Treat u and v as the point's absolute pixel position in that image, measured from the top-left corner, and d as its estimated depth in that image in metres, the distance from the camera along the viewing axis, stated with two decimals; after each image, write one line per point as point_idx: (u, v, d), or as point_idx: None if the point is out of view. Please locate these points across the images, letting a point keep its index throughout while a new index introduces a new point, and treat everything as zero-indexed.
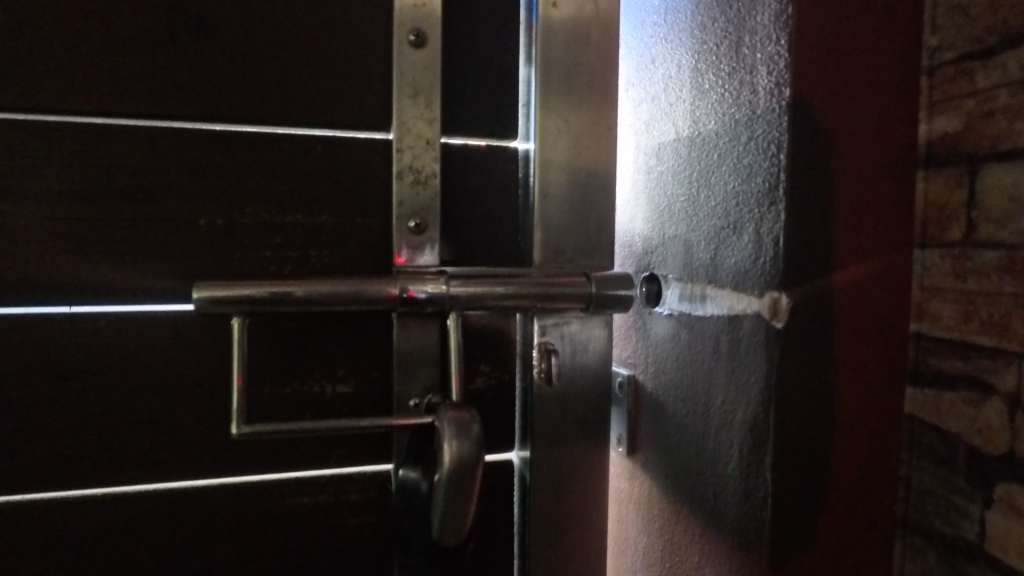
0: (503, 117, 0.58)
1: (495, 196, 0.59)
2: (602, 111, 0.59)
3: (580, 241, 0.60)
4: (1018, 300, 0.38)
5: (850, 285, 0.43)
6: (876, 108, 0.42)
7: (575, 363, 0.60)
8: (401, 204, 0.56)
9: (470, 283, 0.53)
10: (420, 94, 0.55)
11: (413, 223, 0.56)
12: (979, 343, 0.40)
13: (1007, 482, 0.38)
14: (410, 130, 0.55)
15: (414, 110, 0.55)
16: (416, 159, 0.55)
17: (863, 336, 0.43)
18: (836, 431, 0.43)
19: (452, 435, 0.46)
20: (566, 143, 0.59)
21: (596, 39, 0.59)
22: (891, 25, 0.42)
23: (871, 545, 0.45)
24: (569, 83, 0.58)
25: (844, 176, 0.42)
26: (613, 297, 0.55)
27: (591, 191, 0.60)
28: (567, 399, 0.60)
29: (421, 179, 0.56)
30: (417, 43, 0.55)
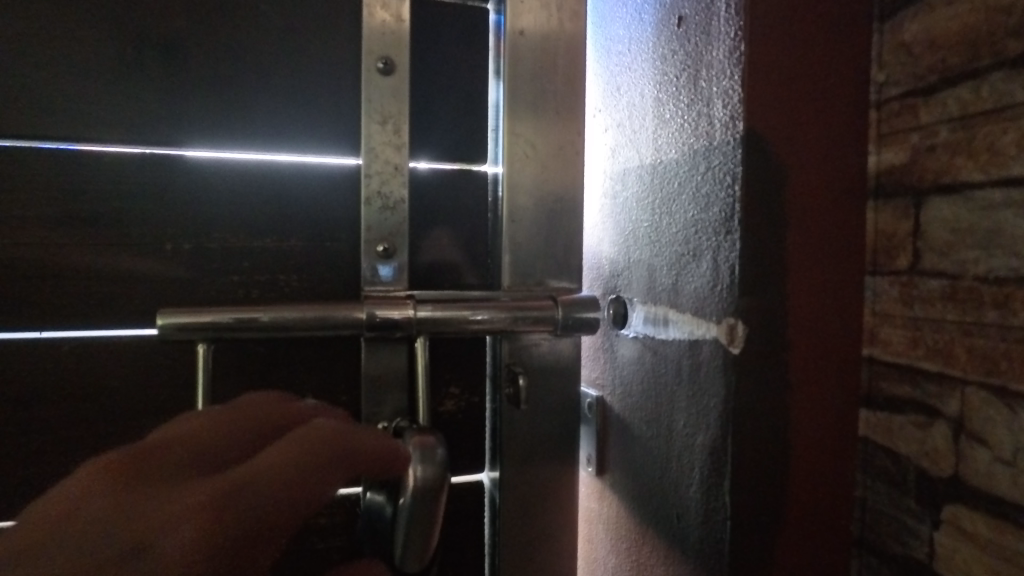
0: (472, 143, 0.60)
1: (466, 221, 0.60)
2: (569, 137, 0.60)
3: (549, 264, 0.61)
4: (960, 327, 0.39)
5: (804, 311, 0.44)
6: (827, 140, 0.44)
7: (544, 385, 0.60)
8: (370, 228, 0.56)
9: (438, 307, 0.53)
10: (389, 121, 0.56)
11: (382, 248, 0.56)
12: (926, 368, 0.41)
13: (954, 504, 0.39)
14: (379, 155, 0.56)
15: (383, 135, 0.56)
16: (385, 185, 0.56)
17: (817, 361, 0.44)
18: (793, 453, 0.44)
19: (417, 460, 0.45)
20: (534, 168, 0.60)
21: (564, 67, 0.60)
22: (839, 62, 0.44)
23: (828, 566, 0.46)
24: (537, 109, 0.59)
25: (797, 207, 0.43)
26: (580, 320, 0.56)
27: (560, 215, 0.61)
28: (536, 420, 0.60)
29: (389, 204, 0.56)
30: (385, 70, 0.55)
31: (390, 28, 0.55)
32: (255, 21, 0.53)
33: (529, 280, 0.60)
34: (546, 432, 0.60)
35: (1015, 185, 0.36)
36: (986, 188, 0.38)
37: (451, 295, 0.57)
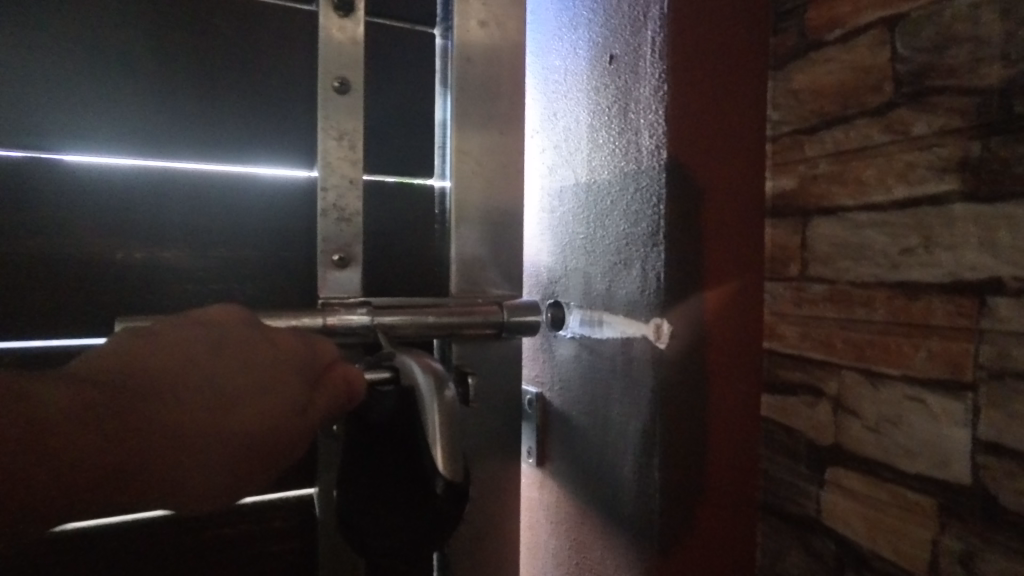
0: (419, 158, 0.64)
1: (413, 230, 0.65)
2: (512, 155, 0.66)
3: (493, 273, 0.65)
4: (837, 322, 0.48)
5: (717, 310, 0.52)
6: (733, 168, 0.52)
7: (490, 382, 0.65)
8: (326, 239, 0.58)
9: (393, 311, 0.57)
10: (344, 137, 0.58)
11: (337, 257, 0.59)
12: (813, 356, 0.50)
13: (835, 466, 0.48)
14: (335, 169, 0.58)
15: (338, 151, 0.58)
16: (340, 199, 0.58)
17: (727, 353, 0.53)
18: (709, 432, 0.52)
19: (423, 372, 0.44)
20: (481, 183, 0.64)
21: (507, 91, 0.65)
22: (742, 103, 0.53)
23: (738, 527, 0.54)
24: (483, 128, 0.64)
25: (711, 222, 0.51)
26: (522, 323, 0.61)
27: (504, 227, 0.66)
28: (483, 416, 0.65)
29: (344, 217, 0.59)
30: (340, 90, 0.58)
31: (347, 49, 0.58)
32: (210, 35, 0.55)
33: (474, 288, 0.65)
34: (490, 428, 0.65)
35: (876, 209, 0.45)
36: (855, 211, 0.47)
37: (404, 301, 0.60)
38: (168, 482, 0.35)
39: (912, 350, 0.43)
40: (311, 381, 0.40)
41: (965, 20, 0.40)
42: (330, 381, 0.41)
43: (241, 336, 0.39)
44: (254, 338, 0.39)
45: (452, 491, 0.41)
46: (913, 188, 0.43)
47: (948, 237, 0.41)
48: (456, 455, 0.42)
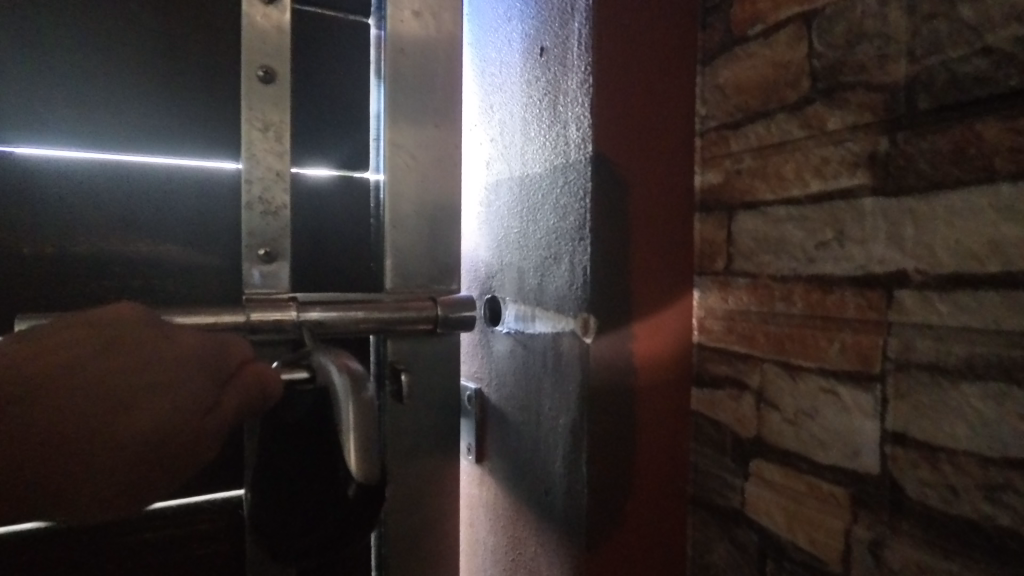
0: (353, 149, 0.63)
1: (348, 226, 0.63)
2: (448, 148, 0.65)
3: (430, 269, 0.64)
4: (760, 316, 0.48)
5: (645, 305, 0.52)
6: (661, 163, 0.52)
7: (426, 379, 0.64)
8: (251, 233, 0.56)
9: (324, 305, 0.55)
10: (269, 128, 0.56)
11: (263, 252, 0.56)
12: (737, 350, 0.50)
13: (758, 458, 0.49)
14: (260, 161, 0.56)
15: (263, 142, 0.56)
16: (266, 191, 0.56)
17: (656, 347, 0.53)
18: (638, 426, 0.52)
19: (341, 376, 0.40)
20: (415, 177, 0.63)
21: (442, 83, 0.64)
22: (670, 98, 0.53)
23: (667, 520, 0.54)
24: (417, 121, 0.63)
25: (638, 217, 0.51)
26: (458, 319, 0.60)
27: (440, 221, 0.65)
28: (419, 413, 0.64)
29: (270, 211, 0.57)
30: (265, 79, 0.56)
31: (271, 37, 0.56)
32: (125, 19, 0.52)
33: (411, 283, 0.63)
34: (427, 424, 0.64)
35: (793, 204, 0.46)
36: (775, 205, 0.47)
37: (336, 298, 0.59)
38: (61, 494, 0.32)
39: (826, 343, 0.43)
40: (220, 381, 0.37)
41: (874, 16, 0.41)
42: (241, 381, 0.38)
43: (147, 328, 0.36)
44: (164, 330, 0.36)
45: (364, 494, 0.39)
46: (828, 183, 0.43)
47: (859, 231, 0.41)
48: (372, 456, 0.40)
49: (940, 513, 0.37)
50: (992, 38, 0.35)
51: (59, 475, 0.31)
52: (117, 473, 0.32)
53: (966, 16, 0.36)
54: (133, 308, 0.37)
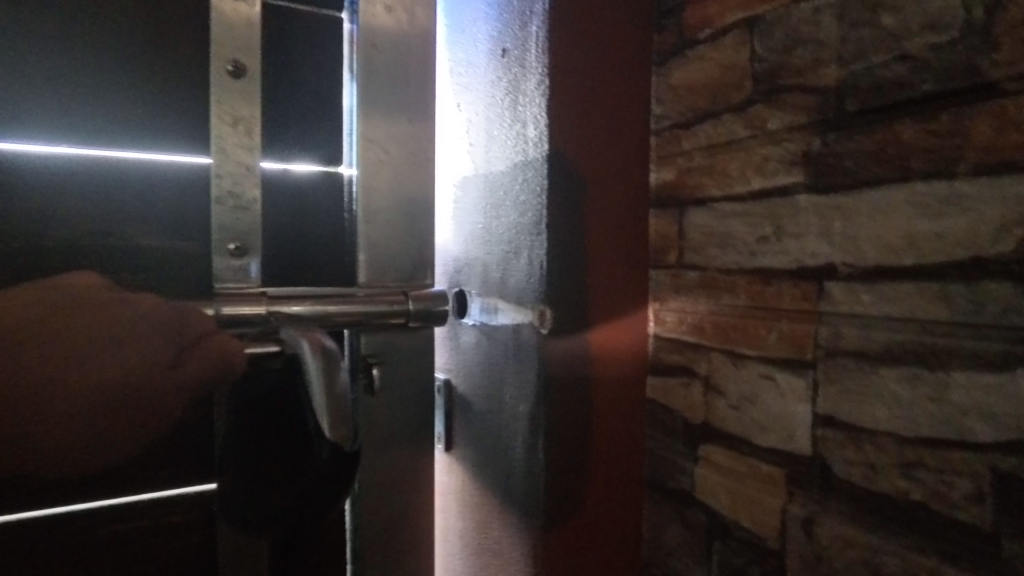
0: (327, 143, 0.63)
1: (323, 223, 0.64)
2: (424, 143, 0.64)
3: (403, 264, 0.63)
4: (708, 307, 0.51)
5: (601, 297, 0.54)
6: (616, 161, 0.55)
7: (404, 373, 0.61)
8: None
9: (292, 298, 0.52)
10: (239, 122, 0.52)
11: (232, 247, 0.52)
12: (688, 340, 0.53)
13: (706, 443, 0.51)
14: (228, 156, 0.52)
15: (227, 135, 0.52)
16: None
17: (612, 337, 0.55)
18: (594, 413, 0.54)
19: (309, 345, 0.44)
20: (389, 172, 0.62)
21: (416, 78, 0.63)
22: (625, 98, 0.55)
23: (624, 502, 0.57)
24: (394, 117, 0.62)
25: (594, 213, 0.53)
26: (440, 312, 0.57)
27: (415, 216, 0.64)
28: (396, 408, 0.61)
29: None
30: (235, 74, 0.51)
31: (241, 28, 0.52)
32: None
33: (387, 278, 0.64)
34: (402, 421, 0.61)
35: (737, 200, 0.48)
36: (722, 201, 0.49)
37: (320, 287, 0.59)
38: (75, 438, 0.43)
39: (765, 332, 0.46)
40: (181, 346, 0.44)
41: (807, 22, 0.43)
42: (204, 348, 0.44)
43: (112, 297, 0.43)
44: (127, 301, 0.44)
45: (337, 453, 0.42)
46: (767, 180, 0.46)
47: (794, 227, 0.44)
48: (345, 419, 0.43)
49: (864, 490, 0.39)
50: (909, 45, 0.37)
51: (63, 426, 0.42)
52: (119, 425, 0.44)
53: (886, 24, 0.38)
54: (96, 280, 0.44)
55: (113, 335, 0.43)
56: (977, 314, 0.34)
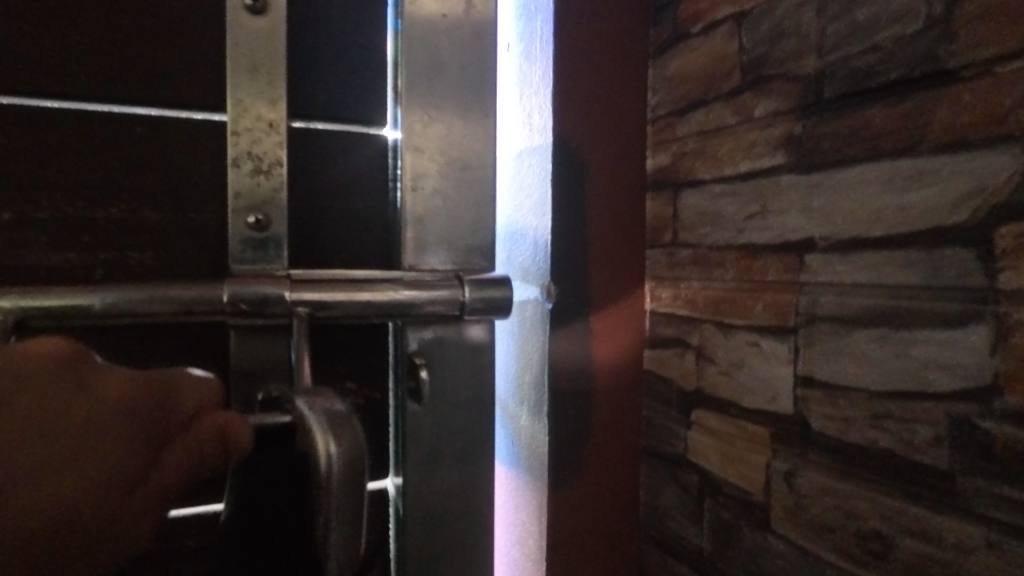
0: (362, 98, 0.52)
1: (345, 192, 0.52)
2: (478, 101, 0.54)
3: (457, 241, 0.54)
4: (700, 282, 0.55)
5: (601, 275, 0.58)
6: (616, 146, 0.59)
7: (451, 375, 0.54)
8: (239, 195, 0.48)
9: (322, 286, 0.45)
10: (260, 69, 0.48)
11: (253, 219, 0.48)
12: (682, 313, 0.57)
13: (699, 408, 0.55)
14: (246, 110, 0.48)
15: (249, 84, 0.48)
16: (256, 145, 0.48)
17: (611, 311, 0.59)
18: (595, 382, 0.58)
19: (321, 423, 0.33)
20: (436, 138, 0.53)
21: (468, 29, 0.54)
22: (624, 88, 0.59)
23: (622, 466, 0.61)
24: (435, 71, 0.53)
25: (595, 195, 0.57)
26: (489, 300, 0.50)
27: (470, 186, 0.54)
28: (441, 415, 0.53)
29: (262, 168, 0.48)
30: (253, 10, 0.47)
31: None
32: None
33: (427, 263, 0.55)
34: (444, 433, 0.53)
35: (726, 181, 0.52)
36: (712, 184, 0.53)
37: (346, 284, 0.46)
38: None
39: (752, 303, 0.50)
40: (155, 450, 0.32)
41: (789, 18, 0.47)
42: (197, 439, 0.34)
43: (91, 371, 0.32)
44: (89, 382, 0.31)
45: None
46: (754, 163, 0.50)
47: (777, 205, 0.47)
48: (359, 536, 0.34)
49: (840, 444, 0.43)
50: (877, 39, 0.41)
51: None
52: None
53: (861, 18, 0.42)
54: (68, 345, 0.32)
55: (74, 434, 0.29)
56: (944, 279, 0.37)
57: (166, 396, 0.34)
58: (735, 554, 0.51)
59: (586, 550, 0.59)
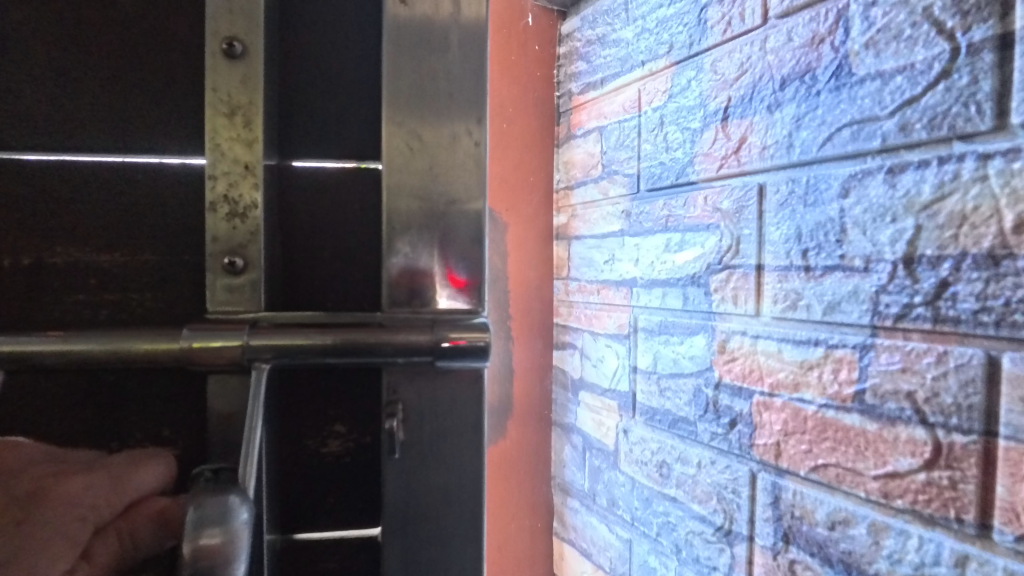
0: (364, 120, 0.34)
1: (370, 219, 0.35)
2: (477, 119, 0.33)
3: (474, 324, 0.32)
4: (582, 304, 0.80)
5: (519, 299, 0.84)
6: (531, 210, 0.85)
7: (436, 395, 0.33)
8: (214, 240, 0.31)
9: (277, 334, 0.29)
10: (237, 110, 0.31)
11: (228, 263, 0.31)
12: (573, 325, 0.82)
13: (582, 391, 0.80)
14: (217, 152, 0.31)
15: (226, 128, 0.31)
16: (233, 189, 0.31)
17: (527, 324, 0.85)
18: (516, 374, 0.84)
19: (193, 528, 0.23)
20: (424, 175, 0.33)
21: (455, 52, 0.32)
22: (537, 169, 0.85)
23: (536, 433, 0.86)
24: (419, 93, 0.32)
25: (514, 244, 0.83)
26: None
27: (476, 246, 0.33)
28: (432, 459, 0.33)
29: (237, 213, 0.31)
30: (230, 52, 0.31)
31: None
32: None
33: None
34: (438, 490, 0.33)
35: (594, 237, 0.78)
36: (587, 237, 0.79)
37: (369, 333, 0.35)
38: None
39: (606, 318, 0.75)
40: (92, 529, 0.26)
41: (625, 135, 0.72)
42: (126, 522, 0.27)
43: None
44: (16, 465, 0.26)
45: None
46: (606, 226, 0.76)
47: (619, 255, 0.73)
48: None
49: (650, 408, 0.68)
50: (663, 157, 0.66)
51: None
52: None
53: (657, 143, 0.67)
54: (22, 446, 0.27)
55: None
56: (695, 305, 0.62)
57: (126, 463, 0.28)
58: (602, 488, 0.76)
59: (504, 492, 0.83)
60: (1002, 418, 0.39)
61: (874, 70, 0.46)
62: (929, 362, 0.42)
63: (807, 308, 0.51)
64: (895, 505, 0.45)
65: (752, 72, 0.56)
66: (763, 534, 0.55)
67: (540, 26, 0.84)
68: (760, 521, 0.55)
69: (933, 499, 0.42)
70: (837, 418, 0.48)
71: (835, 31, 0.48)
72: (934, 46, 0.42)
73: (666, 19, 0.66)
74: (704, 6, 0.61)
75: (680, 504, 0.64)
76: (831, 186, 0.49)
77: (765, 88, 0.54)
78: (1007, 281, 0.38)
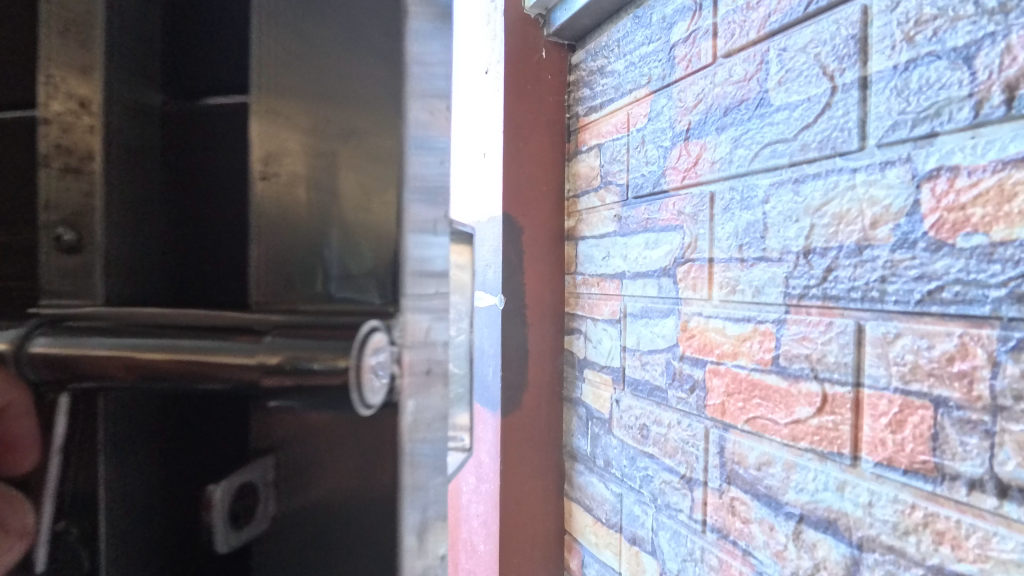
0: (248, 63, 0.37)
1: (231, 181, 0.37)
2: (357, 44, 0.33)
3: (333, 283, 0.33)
4: (586, 295, 0.94)
5: (535, 291, 0.98)
6: (545, 215, 0.99)
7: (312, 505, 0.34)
8: (47, 205, 0.33)
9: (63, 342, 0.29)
10: (74, 27, 0.33)
11: (63, 236, 0.33)
12: (579, 313, 0.96)
13: (587, 369, 0.94)
14: (59, 85, 0.33)
15: (61, 49, 0.33)
16: (66, 132, 0.33)
17: (541, 312, 0.99)
18: (531, 355, 0.98)
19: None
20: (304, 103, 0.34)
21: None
22: (550, 181, 1.00)
23: (549, 406, 1.00)
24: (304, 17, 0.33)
25: (530, 245, 0.98)
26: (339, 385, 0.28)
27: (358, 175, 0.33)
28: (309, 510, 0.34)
29: (73, 165, 0.33)
30: None
31: None
32: None
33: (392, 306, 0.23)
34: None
35: (595, 237, 0.92)
36: (589, 238, 0.93)
37: (161, 357, 0.29)
38: None
39: (603, 306, 0.89)
40: None
41: (617, 151, 0.86)
42: None
43: None
44: None
45: None
46: (602, 228, 0.89)
47: (612, 251, 0.87)
48: None
49: (635, 380, 0.81)
50: (643, 170, 0.80)
51: None
52: None
53: (640, 159, 0.80)
54: None
55: None
56: (666, 292, 0.75)
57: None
58: (601, 451, 0.90)
59: (519, 456, 0.98)
60: (866, 371, 0.50)
61: (786, 101, 0.58)
62: (820, 330, 0.54)
63: (742, 292, 0.63)
64: (800, 446, 0.56)
65: (705, 101, 0.68)
66: (713, 478, 0.67)
67: (552, 60, 0.99)
68: (711, 467, 0.67)
69: (823, 439, 0.54)
70: (761, 378, 0.60)
71: (759, 70, 0.61)
72: (822, 85, 0.54)
73: (647, 54, 0.79)
74: (673, 45, 0.74)
75: (656, 459, 0.76)
76: (758, 194, 0.61)
77: (714, 114, 0.67)
78: (867, 265, 0.50)
